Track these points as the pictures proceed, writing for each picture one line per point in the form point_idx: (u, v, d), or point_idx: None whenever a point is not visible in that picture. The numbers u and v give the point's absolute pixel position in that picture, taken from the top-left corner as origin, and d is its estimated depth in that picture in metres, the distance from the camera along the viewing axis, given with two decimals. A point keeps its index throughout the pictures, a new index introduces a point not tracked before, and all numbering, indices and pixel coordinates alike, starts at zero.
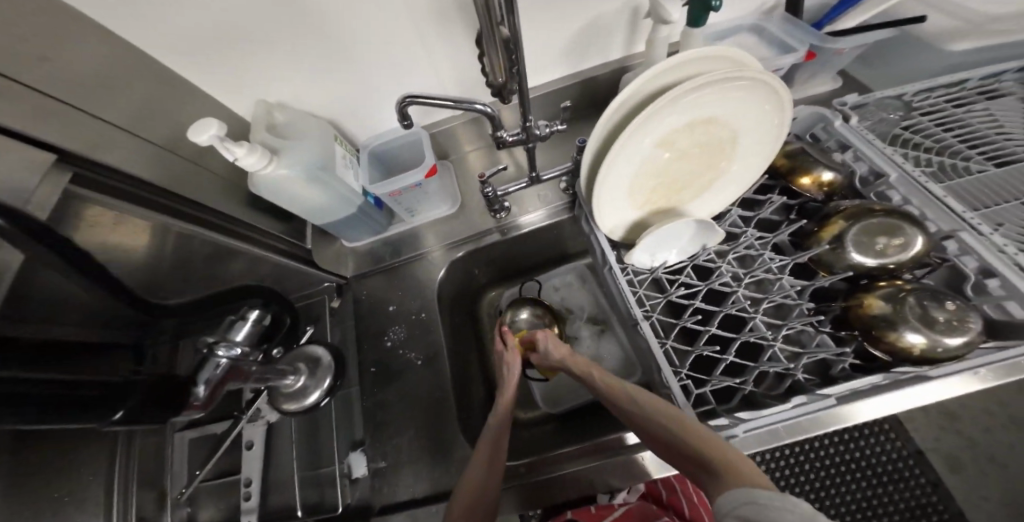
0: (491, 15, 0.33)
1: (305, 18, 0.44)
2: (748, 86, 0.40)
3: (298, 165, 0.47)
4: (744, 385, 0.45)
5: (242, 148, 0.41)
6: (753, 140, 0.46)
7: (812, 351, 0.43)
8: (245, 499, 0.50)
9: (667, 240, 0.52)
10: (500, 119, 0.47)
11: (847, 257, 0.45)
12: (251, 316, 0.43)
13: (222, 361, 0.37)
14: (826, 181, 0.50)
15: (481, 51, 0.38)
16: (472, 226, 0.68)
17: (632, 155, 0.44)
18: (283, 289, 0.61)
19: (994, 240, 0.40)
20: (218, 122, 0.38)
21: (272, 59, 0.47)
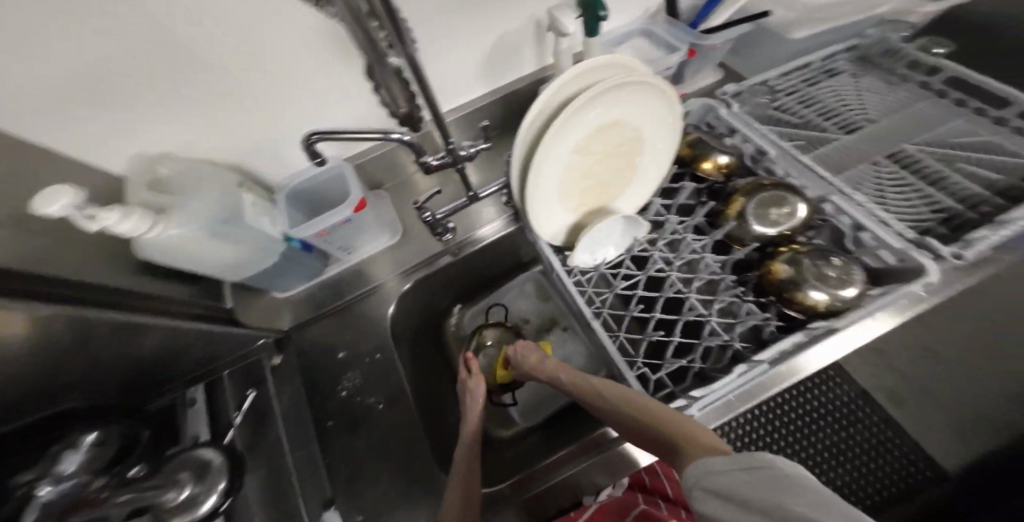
0: (374, 42, 0.31)
1: (181, 63, 0.40)
2: (641, 89, 0.44)
3: (193, 221, 0.42)
4: (695, 364, 0.50)
5: (113, 214, 0.36)
6: (656, 138, 0.51)
7: (742, 319, 0.49)
8: None
9: (602, 238, 0.56)
10: (420, 145, 0.47)
11: (751, 229, 0.52)
12: (86, 440, 0.31)
13: (50, 494, 0.28)
14: (724, 164, 0.57)
15: (375, 83, 0.37)
16: (415, 255, 0.67)
17: (553, 164, 0.47)
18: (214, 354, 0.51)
19: (856, 198, 0.49)
20: (73, 190, 0.33)
21: (147, 111, 0.42)
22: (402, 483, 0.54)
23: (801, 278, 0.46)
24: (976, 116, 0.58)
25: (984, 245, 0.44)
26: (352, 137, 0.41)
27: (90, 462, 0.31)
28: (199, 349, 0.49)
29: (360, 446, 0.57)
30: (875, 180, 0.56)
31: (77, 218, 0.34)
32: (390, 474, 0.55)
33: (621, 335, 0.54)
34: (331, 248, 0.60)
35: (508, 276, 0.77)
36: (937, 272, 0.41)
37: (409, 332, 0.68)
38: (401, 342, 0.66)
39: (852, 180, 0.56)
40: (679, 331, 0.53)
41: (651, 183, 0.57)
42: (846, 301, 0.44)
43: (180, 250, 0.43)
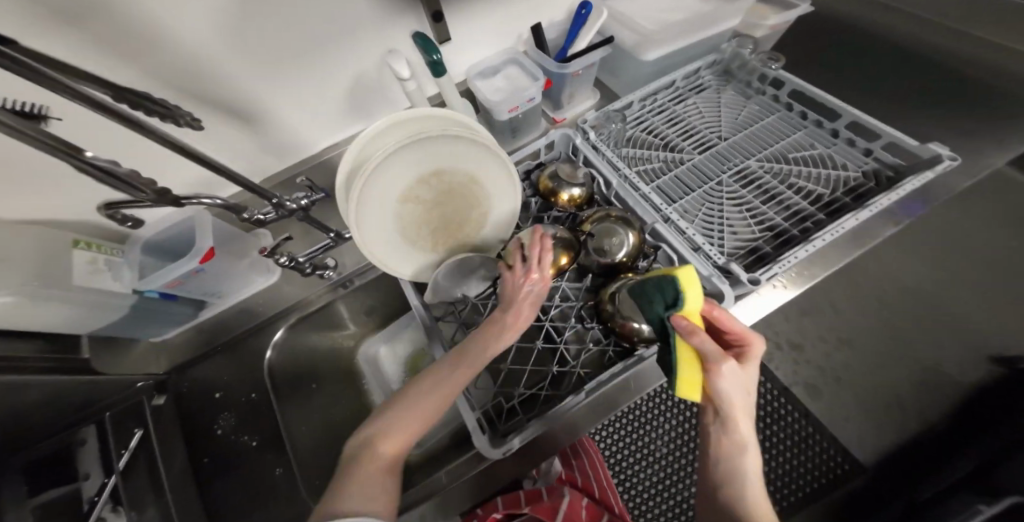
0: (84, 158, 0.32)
1: None
2: (450, 140, 0.48)
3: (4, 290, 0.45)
4: (543, 391, 0.54)
5: None
6: (491, 177, 0.53)
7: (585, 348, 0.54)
8: None
9: (462, 274, 0.57)
10: (240, 203, 0.49)
11: (593, 260, 0.55)
12: None
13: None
14: (575, 196, 0.59)
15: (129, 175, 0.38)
16: (295, 295, 0.71)
17: (381, 215, 0.50)
18: (88, 399, 0.51)
19: (679, 226, 0.54)
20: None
21: None
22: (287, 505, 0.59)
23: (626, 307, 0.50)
24: (815, 129, 0.66)
25: (786, 265, 0.50)
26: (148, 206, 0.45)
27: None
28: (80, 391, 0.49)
29: (238, 482, 0.59)
30: (710, 204, 0.60)
31: None
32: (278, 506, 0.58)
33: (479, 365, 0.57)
34: (195, 294, 0.61)
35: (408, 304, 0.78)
36: (732, 298, 0.47)
37: (298, 369, 0.70)
38: (284, 382, 0.68)
39: (694, 203, 0.60)
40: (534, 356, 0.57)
41: (504, 223, 0.58)
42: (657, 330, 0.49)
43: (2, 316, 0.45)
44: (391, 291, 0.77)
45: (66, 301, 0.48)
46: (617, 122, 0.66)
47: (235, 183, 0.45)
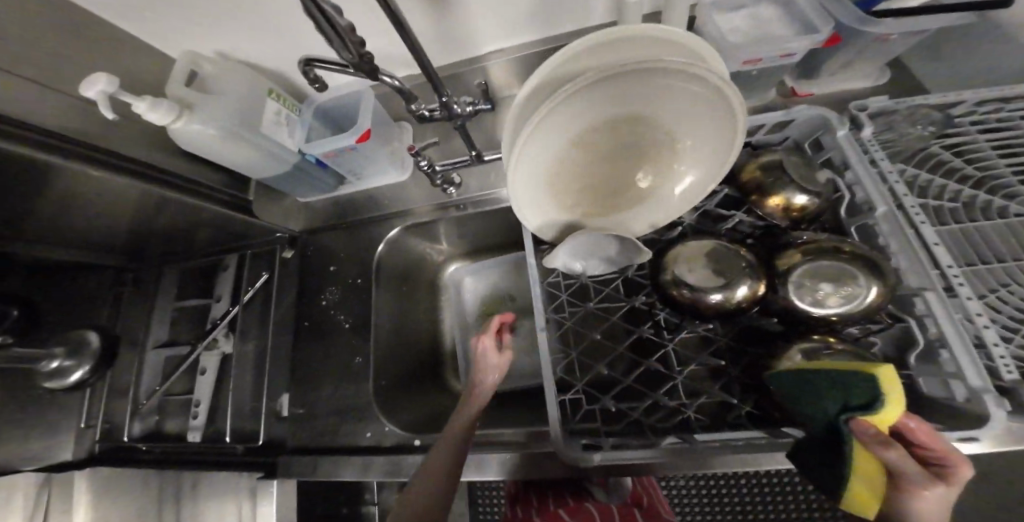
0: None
1: None
2: (684, 81, 0.33)
3: (210, 121, 0.48)
4: (634, 414, 0.46)
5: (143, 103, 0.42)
6: (697, 142, 0.39)
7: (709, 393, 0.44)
8: (195, 416, 0.65)
9: (600, 247, 0.46)
10: (413, 92, 0.41)
11: (788, 301, 0.40)
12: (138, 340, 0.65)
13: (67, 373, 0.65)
14: (796, 206, 0.42)
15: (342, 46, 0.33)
16: (413, 199, 0.67)
17: (544, 158, 0.39)
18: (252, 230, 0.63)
19: (965, 302, 0.34)
20: (108, 77, 0.40)
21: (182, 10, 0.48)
22: (353, 393, 0.61)
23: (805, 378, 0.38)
24: None
25: None
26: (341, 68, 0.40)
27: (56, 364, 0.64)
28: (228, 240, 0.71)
29: (320, 351, 0.64)
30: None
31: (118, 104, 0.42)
32: (343, 393, 0.61)
33: (572, 352, 0.50)
34: (342, 170, 0.62)
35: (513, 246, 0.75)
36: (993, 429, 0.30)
37: (396, 272, 0.70)
38: (386, 278, 0.68)
39: (998, 275, 0.38)
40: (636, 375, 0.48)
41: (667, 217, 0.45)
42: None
43: (205, 144, 0.50)
44: (501, 231, 0.71)
45: (250, 142, 0.51)
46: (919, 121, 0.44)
47: (426, 75, 0.38)
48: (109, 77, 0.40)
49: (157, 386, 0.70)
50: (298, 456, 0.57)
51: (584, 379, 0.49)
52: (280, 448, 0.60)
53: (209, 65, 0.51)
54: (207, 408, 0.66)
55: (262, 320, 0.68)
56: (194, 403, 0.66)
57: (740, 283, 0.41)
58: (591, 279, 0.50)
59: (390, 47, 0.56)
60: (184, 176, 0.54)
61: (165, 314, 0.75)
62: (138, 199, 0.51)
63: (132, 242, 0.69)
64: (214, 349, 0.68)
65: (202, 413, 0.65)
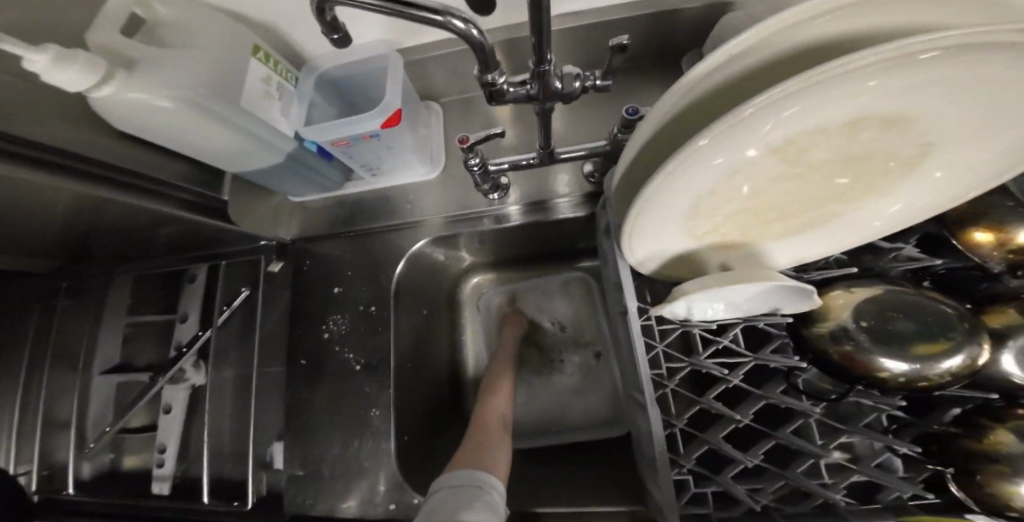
0: None
1: None
2: (1002, 65, 0.20)
3: (161, 90, 0.32)
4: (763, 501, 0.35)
5: (41, 55, 0.26)
6: (938, 150, 0.27)
7: (868, 473, 0.34)
8: (158, 466, 0.49)
9: (728, 294, 0.34)
10: (495, 54, 0.26)
11: (997, 365, 0.32)
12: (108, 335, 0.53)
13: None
14: (1021, 245, 0.31)
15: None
16: (448, 200, 0.52)
17: (709, 171, 0.26)
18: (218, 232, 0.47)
19: None
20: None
21: None
22: (376, 449, 0.47)
23: None
24: None
25: None
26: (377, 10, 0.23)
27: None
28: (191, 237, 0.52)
29: (328, 395, 0.50)
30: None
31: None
32: (362, 450, 0.47)
33: (677, 421, 0.38)
34: (353, 164, 0.47)
35: (560, 261, 0.61)
36: None
37: (420, 293, 0.56)
38: (407, 301, 0.54)
39: None
40: (763, 448, 0.37)
41: (820, 253, 0.35)
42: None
43: (153, 123, 0.34)
44: (551, 245, 0.57)
45: (221, 126, 0.35)
46: None
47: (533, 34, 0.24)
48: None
49: (108, 423, 0.52)
50: None
51: (691, 452, 0.38)
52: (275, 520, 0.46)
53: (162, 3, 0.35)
54: (175, 454, 0.50)
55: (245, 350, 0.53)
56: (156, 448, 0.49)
57: (957, 352, 0.31)
58: (700, 326, 0.38)
59: None
60: (120, 168, 0.37)
61: (116, 329, 0.55)
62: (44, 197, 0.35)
63: (64, 247, 0.51)
64: (180, 382, 0.51)
65: (169, 460, 0.49)
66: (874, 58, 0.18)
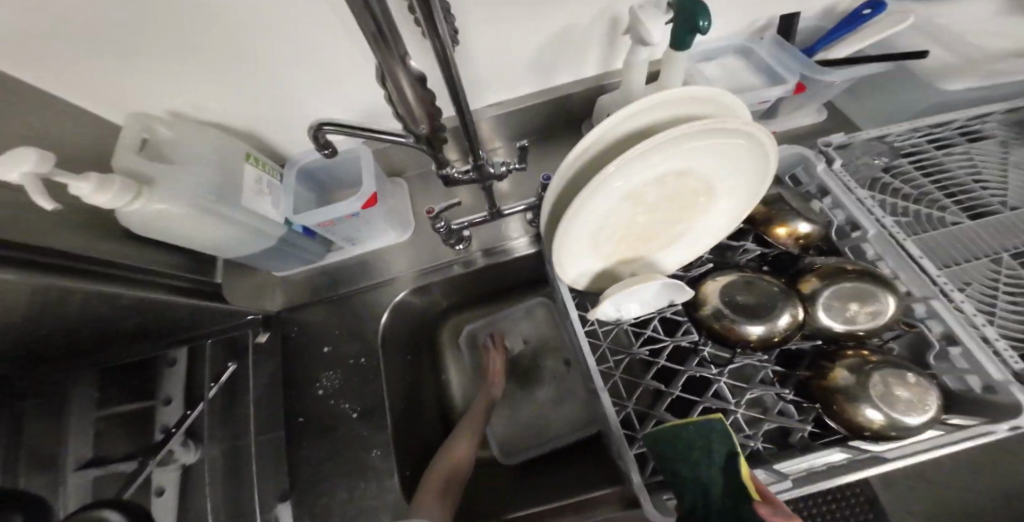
0: (388, 45, 0.23)
1: (168, 33, 0.36)
2: (726, 137, 0.37)
3: (180, 199, 0.38)
4: None
5: (91, 182, 0.32)
6: (732, 182, 0.43)
7: (774, 419, 0.44)
8: None
9: (635, 296, 0.46)
10: (446, 156, 0.38)
11: (816, 322, 0.46)
12: None
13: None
14: (803, 234, 0.48)
15: (387, 89, 0.29)
16: (422, 255, 0.62)
17: (597, 213, 0.40)
18: (195, 312, 0.52)
19: (963, 308, 0.41)
20: (41, 153, 0.29)
21: (137, 75, 0.40)
22: (378, 491, 0.52)
23: (864, 393, 0.40)
24: None
25: None
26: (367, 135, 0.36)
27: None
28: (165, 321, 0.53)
29: (329, 447, 0.54)
30: (994, 282, 0.45)
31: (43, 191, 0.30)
32: (365, 495, 0.52)
33: (627, 402, 0.48)
34: (335, 238, 0.56)
35: (521, 293, 0.73)
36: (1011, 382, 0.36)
37: (401, 339, 0.64)
38: (392, 346, 0.61)
39: (973, 273, 0.46)
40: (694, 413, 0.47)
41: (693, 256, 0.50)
42: (908, 428, 0.38)
43: (168, 226, 0.40)
44: (513, 279, 0.68)
45: (227, 220, 0.42)
46: (878, 155, 0.56)
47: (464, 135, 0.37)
48: (43, 153, 0.29)
49: None
50: None
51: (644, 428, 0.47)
52: None
53: (165, 128, 0.41)
54: None
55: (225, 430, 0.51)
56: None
57: (779, 311, 0.45)
58: (629, 324, 0.51)
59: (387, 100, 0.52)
60: (115, 263, 0.42)
61: None
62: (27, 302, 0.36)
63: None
64: (171, 462, 0.46)
65: None
66: (653, 143, 0.34)
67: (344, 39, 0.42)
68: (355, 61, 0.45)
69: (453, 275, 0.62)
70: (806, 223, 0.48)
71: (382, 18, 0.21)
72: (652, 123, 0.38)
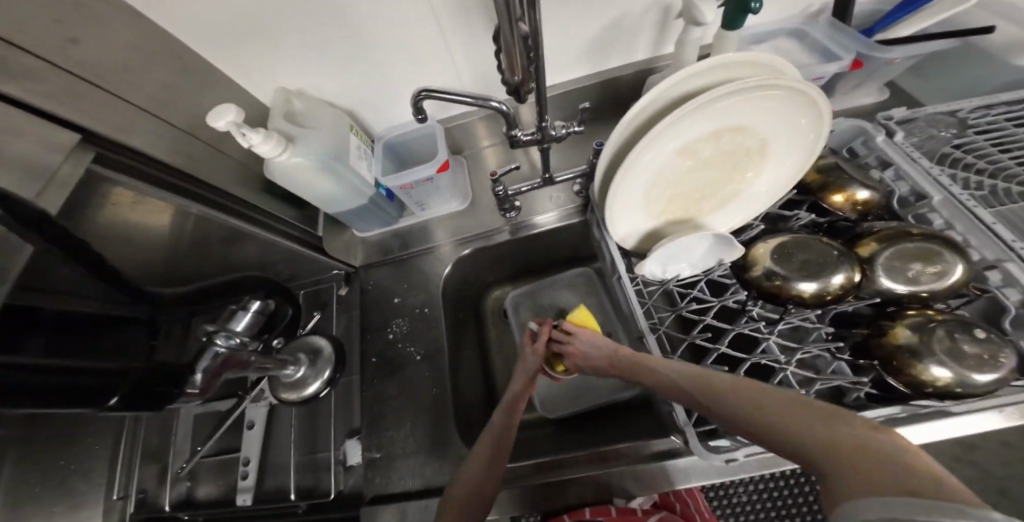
0: (511, 11, 0.30)
1: (309, 25, 0.47)
2: (780, 96, 0.40)
3: (313, 155, 0.48)
4: None
5: (259, 135, 0.42)
6: (783, 145, 0.46)
7: (827, 378, 0.45)
8: (243, 477, 0.59)
9: (681, 253, 0.50)
10: (515, 117, 0.46)
11: (877, 282, 0.46)
12: (251, 306, 0.50)
13: (217, 350, 0.45)
14: (861, 200, 0.49)
15: (499, 48, 0.35)
16: (481, 223, 0.69)
17: (652, 166, 0.44)
18: (299, 260, 0.62)
19: None
20: (236, 109, 0.39)
21: (277, 59, 0.51)
22: (439, 427, 0.58)
23: (930, 351, 0.40)
24: None
25: None
26: (457, 100, 0.43)
27: (250, 323, 0.50)
28: (270, 266, 0.62)
29: (397, 386, 0.61)
30: None
31: (234, 135, 0.41)
32: (428, 430, 0.58)
33: (674, 356, 0.50)
34: (409, 202, 0.65)
35: (565, 266, 0.77)
36: None
37: (455, 297, 0.71)
38: (449, 304, 0.69)
39: None
40: (745, 370, 0.48)
41: (741, 221, 0.52)
42: (978, 385, 0.38)
43: (298, 178, 0.50)
44: (559, 250, 0.73)
45: (341, 177, 0.52)
46: (944, 128, 0.54)
47: (535, 100, 0.43)
48: (238, 108, 0.39)
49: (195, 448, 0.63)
50: (387, 507, 0.52)
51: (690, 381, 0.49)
52: (359, 499, 0.54)
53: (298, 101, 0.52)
54: (256, 469, 0.60)
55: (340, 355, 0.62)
56: (242, 460, 0.59)
57: (835, 270, 0.45)
58: (676, 285, 0.54)
59: (459, 83, 0.60)
60: (255, 206, 0.52)
61: None
62: (193, 233, 0.48)
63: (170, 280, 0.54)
64: (261, 400, 0.63)
65: (251, 473, 0.59)
66: (711, 98, 0.38)
67: (438, 33, 0.51)
68: (441, 49, 0.54)
69: (502, 241, 0.68)
70: (866, 191, 0.49)
71: None
72: (709, 84, 0.42)
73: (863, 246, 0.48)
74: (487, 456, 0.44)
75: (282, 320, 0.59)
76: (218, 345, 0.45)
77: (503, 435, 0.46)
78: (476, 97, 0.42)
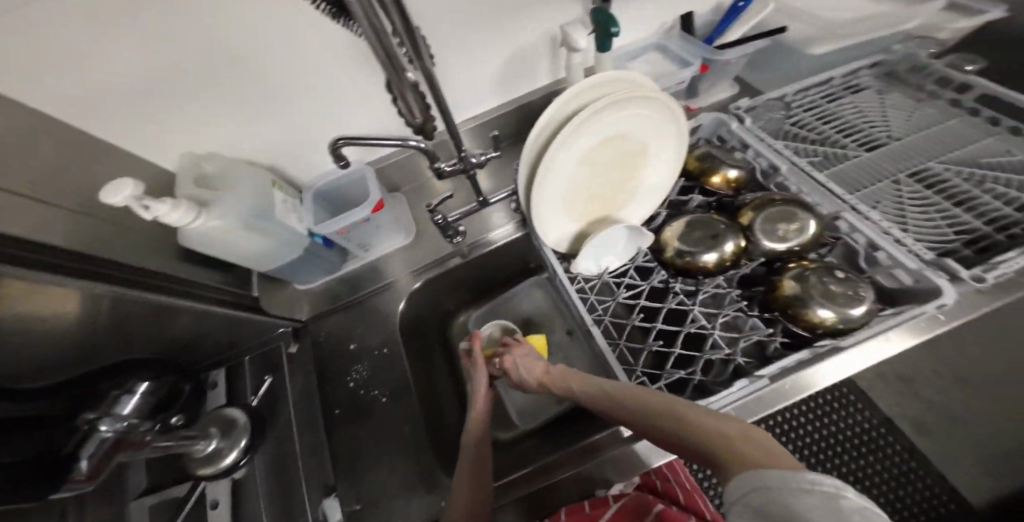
0: (394, 65, 0.34)
1: (211, 84, 0.48)
2: (642, 105, 0.48)
3: (231, 216, 0.48)
4: (694, 377, 0.52)
5: (164, 205, 0.41)
6: (660, 144, 0.54)
7: (746, 335, 0.53)
8: None
9: (604, 247, 0.58)
10: (434, 152, 0.50)
11: (761, 246, 0.56)
12: (138, 389, 0.44)
13: (103, 436, 0.39)
14: (732, 178, 0.60)
15: (393, 95, 0.39)
16: (426, 254, 0.71)
17: (559, 178, 0.50)
18: (230, 326, 0.59)
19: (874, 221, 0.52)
20: (134, 182, 0.38)
21: (184, 124, 0.51)
22: (418, 465, 0.57)
23: (806, 292, 0.49)
24: None
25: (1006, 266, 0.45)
26: (374, 143, 0.46)
27: (139, 405, 0.44)
28: (204, 341, 0.57)
29: (368, 433, 0.60)
30: (899, 203, 0.54)
31: (135, 209, 0.39)
32: (407, 470, 0.57)
33: (620, 342, 0.56)
34: (349, 245, 0.66)
35: (517, 279, 0.81)
36: (953, 293, 0.44)
37: (411, 329, 0.72)
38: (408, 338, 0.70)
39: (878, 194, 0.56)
40: (681, 342, 0.55)
41: (646, 211, 0.61)
42: (854, 318, 0.47)
43: (224, 240, 0.49)
44: (508, 264, 0.78)
45: (268, 231, 0.53)
46: (778, 111, 0.67)
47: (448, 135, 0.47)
48: (136, 181, 0.38)
49: None
50: None
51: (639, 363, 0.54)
52: None
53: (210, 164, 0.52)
54: None
55: (257, 422, 0.57)
56: None
57: (726, 240, 0.54)
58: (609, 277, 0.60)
59: (379, 125, 0.63)
60: (164, 272, 0.50)
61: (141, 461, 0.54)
62: None
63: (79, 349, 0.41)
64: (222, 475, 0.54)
65: None
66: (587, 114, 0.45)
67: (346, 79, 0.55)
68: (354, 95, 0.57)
69: (453, 265, 0.71)
70: (734, 169, 0.60)
71: (382, 47, 0.31)
72: (586, 102, 0.49)
73: (743, 216, 0.58)
74: (470, 476, 0.46)
75: (179, 397, 0.52)
76: (104, 430, 0.39)
77: (478, 444, 0.49)
78: (390, 138, 0.46)
